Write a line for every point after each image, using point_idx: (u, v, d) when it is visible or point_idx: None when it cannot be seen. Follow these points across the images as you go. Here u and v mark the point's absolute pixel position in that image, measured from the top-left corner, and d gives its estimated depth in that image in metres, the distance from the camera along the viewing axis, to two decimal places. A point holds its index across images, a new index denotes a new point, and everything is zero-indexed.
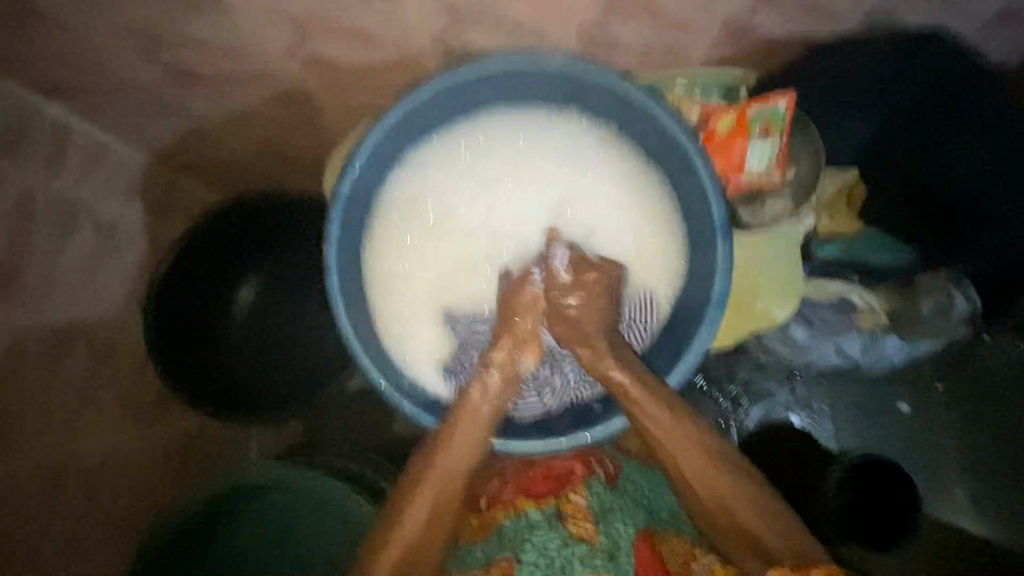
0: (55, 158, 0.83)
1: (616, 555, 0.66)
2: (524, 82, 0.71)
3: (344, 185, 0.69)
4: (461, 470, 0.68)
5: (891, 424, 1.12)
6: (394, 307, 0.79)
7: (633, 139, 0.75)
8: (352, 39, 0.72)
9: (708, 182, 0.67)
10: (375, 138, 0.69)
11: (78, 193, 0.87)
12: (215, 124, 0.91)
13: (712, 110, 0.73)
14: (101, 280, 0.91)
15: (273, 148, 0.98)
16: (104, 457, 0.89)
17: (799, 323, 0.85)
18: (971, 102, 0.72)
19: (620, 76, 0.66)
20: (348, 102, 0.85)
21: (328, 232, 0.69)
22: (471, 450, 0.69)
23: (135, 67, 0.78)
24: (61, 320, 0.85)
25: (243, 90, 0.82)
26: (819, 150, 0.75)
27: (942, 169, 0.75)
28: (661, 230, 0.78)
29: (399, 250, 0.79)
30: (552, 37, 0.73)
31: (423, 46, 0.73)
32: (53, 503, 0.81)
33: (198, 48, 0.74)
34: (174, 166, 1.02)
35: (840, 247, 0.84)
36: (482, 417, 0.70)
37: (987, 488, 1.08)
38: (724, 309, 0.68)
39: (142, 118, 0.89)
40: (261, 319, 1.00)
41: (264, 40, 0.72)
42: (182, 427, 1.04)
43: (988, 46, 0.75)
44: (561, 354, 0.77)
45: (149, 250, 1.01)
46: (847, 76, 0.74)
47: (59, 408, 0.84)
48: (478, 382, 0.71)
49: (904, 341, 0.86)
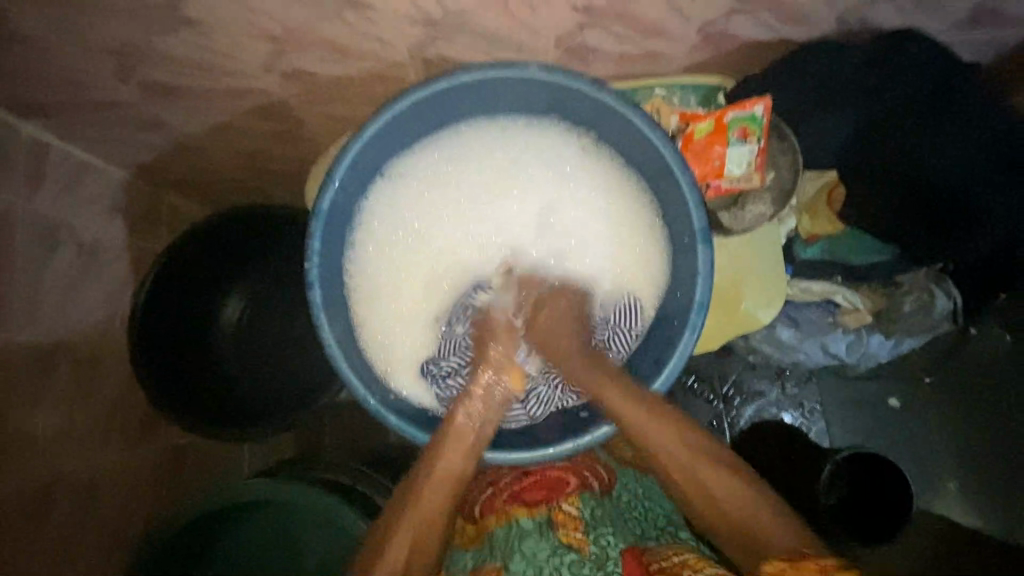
0: (34, 178, 0.83)
1: (604, 564, 0.65)
2: (502, 92, 0.71)
3: (324, 201, 0.69)
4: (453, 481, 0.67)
5: (881, 419, 1.12)
6: (377, 317, 0.79)
7: (613, 146, 0.76)
8: (330, 52, 0.71)
9: (686, 188, 0.68)
10: (353, 153, 0.69)
11: (60, 213, 0.86)
12: (195, 140, 0.90)
13: (691, 116, 0.77)
14: (82, 299, 0.90)
15: (256, 162, 0.97)
16: (96, 477, 0.89)
17: (785, 324, 0.91)
18: (954, 94, 0.71)
19: (597, 84, 0.66)
20: (328, 114, 0.84)
21: (309, 249, 0.69)
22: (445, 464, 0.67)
23: (112, 85, 0.77)
24: (44, 341, 0.83)
25: (223, 105, 0.82)
26: (796, 155, 0.76)
27: (940, 162, 0.71)
28: (642, 235, 0.78)
29: (383, 261, 0.79)
30: (530, 47, 0.73)
31: (401, 57, 0.73)
32: (44, 527, 0.80)
33: (175, 64, 0.73)
34: (157, 182, 1.02)
35: (824, 248, 0.88)
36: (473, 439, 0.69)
37: (979, 481, 1.08)
38: (706, 315, 0.68)
39: (121, 135, 0.88)
40: (247, 334, 1.01)
41: (241, 57, 0.72)
42: (173, 444, 1.03)
43: (961, 45, 0.76)
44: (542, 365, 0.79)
45: (133, 267, 1.00)
46: (830, 74, 0.73)
47: (49, 429, 0.83)
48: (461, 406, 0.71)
49: (888, 339, 0.90)
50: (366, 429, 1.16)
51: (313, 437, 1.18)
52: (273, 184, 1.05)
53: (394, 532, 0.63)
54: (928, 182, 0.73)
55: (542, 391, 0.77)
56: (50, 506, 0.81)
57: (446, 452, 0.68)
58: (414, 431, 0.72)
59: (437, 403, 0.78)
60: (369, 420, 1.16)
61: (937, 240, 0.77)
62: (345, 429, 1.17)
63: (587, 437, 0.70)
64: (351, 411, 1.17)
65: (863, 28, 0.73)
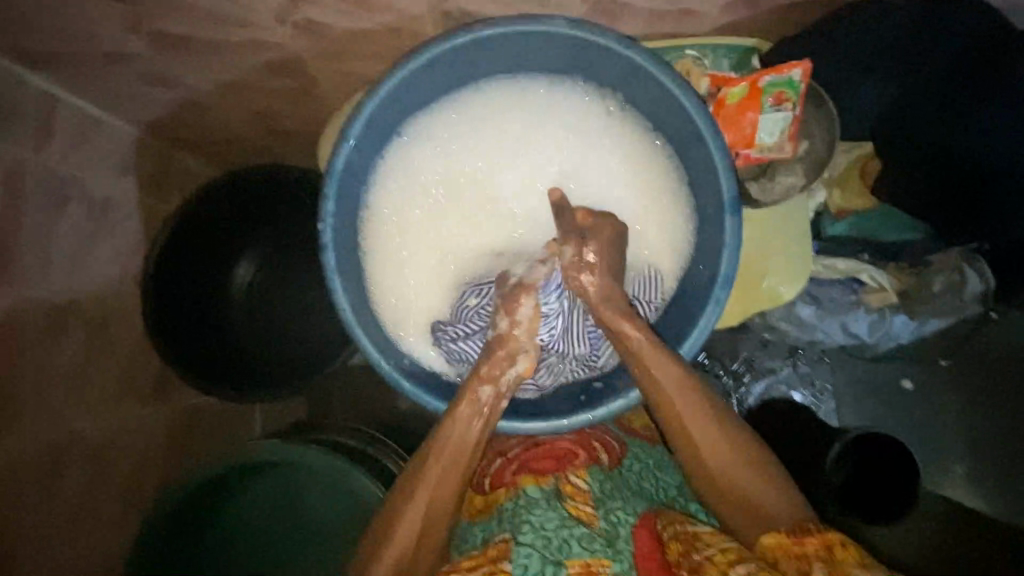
0: (42, 132, 0.81)
1: (615, 542, 0.64)
2: (526, 48, 0.68)
3: (338, 159, 0.67)
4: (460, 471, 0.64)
5: (896, 401, 1.11)
6: (390, 281, 0.77)
7: (640, 109, 0.72)
8: (346, 4, 0.68)
9: (717, 155, 0.65)
10: (368, 111, 0.66)
11: (69, 168, 0.85)
12: (204, 97, 0.88)
13: (723, 79, 0.72)
14: (94, 256, 0.90)
15: (267, 122, 0.95)
16: (107, 435, 0.90)
17: (806, 301, 0.89)
18: (1000, 55, 0.65)
19: (628, 42, 0.63)
20: (342, 72, 0.82)
21: (322, 210, 0.67)
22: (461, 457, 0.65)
23: (119, 36, 0.74)
24: (57, 298, 0.83)
25: (233, 60, 0.79)
26: (834, 121, 0.73)
27: (976, 140, 0.66)
28: (669, 205, 0.75)
29: (396, 224, 0.77)
30: (556, 2, 0.69)
31: (420, 10, 0.69)
32: (60, 481, 0.82)
33: (184, 14, 0.70)
34: (166, 140, 1.00)
35: (852, 224, 0.87)
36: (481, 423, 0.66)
37: (987, 468, 1.07)
38: (731, 290, 0.66)
39: (131, 90, 0.86)
40: (261, 296, 1.01)
41: (252, 7, 0.69)
42: (183, 405, 1.04)
43: (1014, 11, 0.71)
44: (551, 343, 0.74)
45: (144, 227, 0.99)
46: (861, 41, 0.71)
47: (64, 384, 0.84)
48: (473, 394, 0.67)
49: (912, 320, 0.87)
50: (374, 396, 1.17)
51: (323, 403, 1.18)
52: (283, 146, 1.03)
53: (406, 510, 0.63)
54: (958, 167, 0.69)
55: (553, 362, 0.76)
56: (64, 464, 0.83)
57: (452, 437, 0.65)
58: (431, 399, 0.71)
59: (447, 366, 0.78)
60: (379, 388, 1.17)
61: (974, 214, 0.72)
62: (356, 397, 1.17)
63: (603, 410, 0.69)
64: (363, 380, 1.17)
65: None
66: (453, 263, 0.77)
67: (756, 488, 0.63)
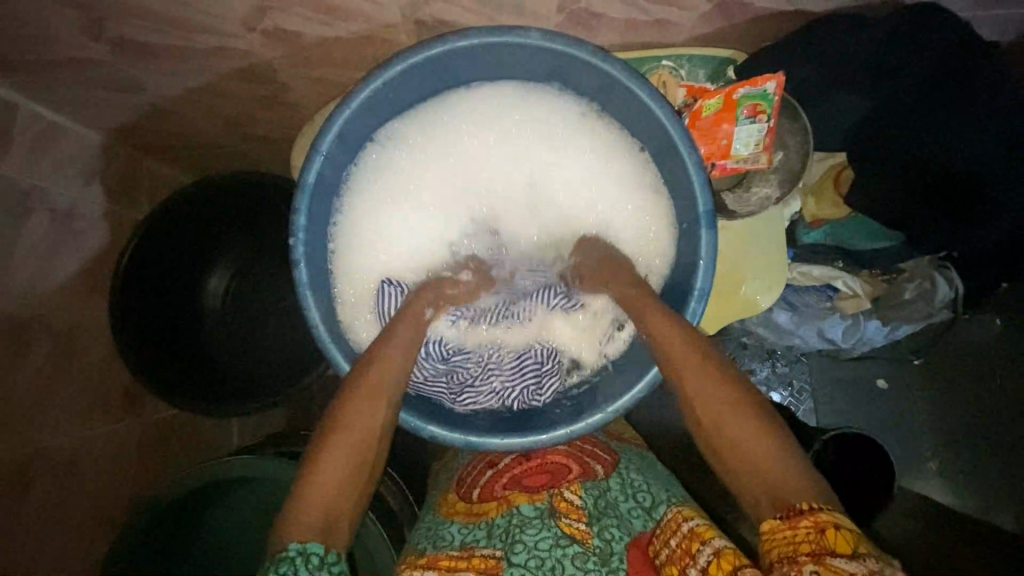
0: (2, 141, 0.78)
1: (608, 560, 0.65)
2: (501, 59, 0.67)
3: (309, 173, 0.65)
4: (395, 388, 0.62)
5: (872, 403, 1.12)
6: (366, 294, 0.76)
7: (616, 120, 0.72)
8: (316, 11, 0.67)
9: (694, 169, 0.65)
10: (340, 123, 0.65)
11: (31, 178, 0.82)
12: (172, 103, 0.85)
13: (701, 91, 0.73)
14: (60, 268, 0.87)
15: (238, 128, 0.93)
16: (77, 451, 0.87)
17: (782, 308, 0.91)
18: (973, 66, 0.66)
19: (603, 55, 0.62)
20: (315, 78, 0.80)
21: (294, 224, 0.66)
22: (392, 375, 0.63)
23: (80, 42, 0.72)
24: (20, 314, 0.80)
25: (201, 66, 0.77)
26: (807, 134, 0.73)
27: (955, 149, 0.67)
28: (647, 218, 0.75)
29: (370, 234, 0.76)
30: (531, 12, 0.68)
31: (393, 18, 0.68)
32: (30, 499, 0.79)
33: (147, 21, 0.68)
34: (133, 146, 0.97)
35: (827, 232, 0.87)
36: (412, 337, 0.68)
37: (960, 464, 1.09)
38: (707, 302, 0.67)
39: (95, 96, 0.83)
40: (238, 308, 1.00)
41: (220, 14, 0.67)
42: (157, 417, 1.01)
43: (982, 23, 0.72)
44: (490, 361, 0.77)
45: (112, 235, 0.96)
46: (843, 54, 0.69)
47: (31, 402, 0.81)
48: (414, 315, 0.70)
49: (884, 325, 0.90)
50: None
51: (303, 410, 1.17)
52: (257, 151, 1.00)
53: (326, 449, 0.56)
54: (948, 174, 0.69)
55: (473, 382, 0.76)
56: (33, 482, 0.80)
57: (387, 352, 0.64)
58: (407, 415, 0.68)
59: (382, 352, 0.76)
60: None
61: (958, 223, 0.73)
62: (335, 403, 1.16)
63: (583, 424, 0.68)
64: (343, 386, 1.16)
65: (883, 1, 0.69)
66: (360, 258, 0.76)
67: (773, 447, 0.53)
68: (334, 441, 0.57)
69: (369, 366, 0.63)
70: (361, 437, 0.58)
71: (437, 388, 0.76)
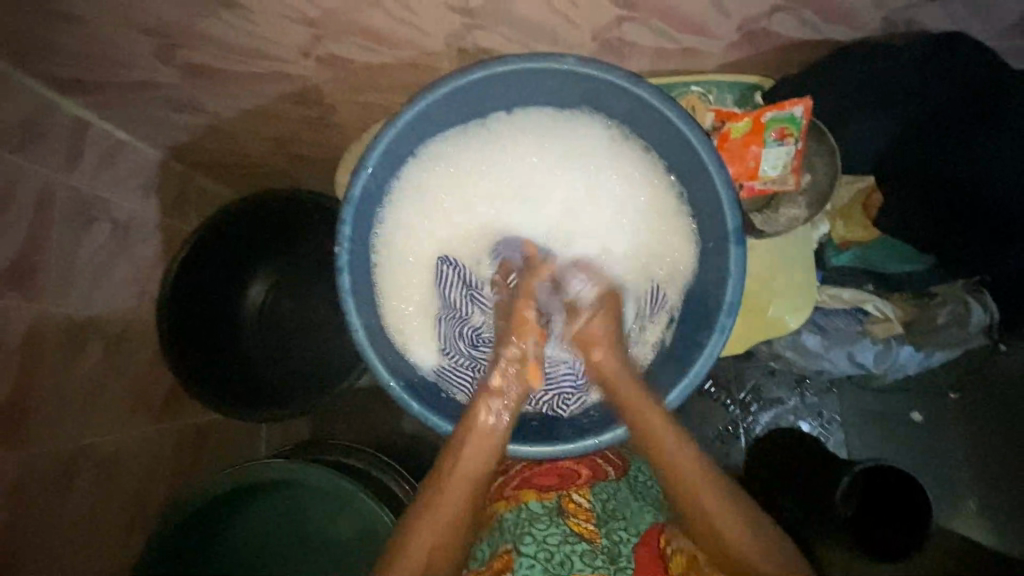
0: (74, 155, 0.85)
1: (616, 559, 0.66)
2: (539, 83, 0.71)
3: (356, 186, 0.69)
4: (475, 478, 0.66)
5: (909, 436, 1.08)
6: (405, 301, 0.80)
7: (645, 140, 0.74)
8: (366, 39, 0.72)
9: (723, 188, 0.67)
10: (387, 139, 0.69)
11: (97, 190, 0.89)
12: (228, 123, 0.92)
13: (727, 115, 0.75)
14: (116, 274, 0.92)
15: (284, 148, 0.99)
16: (122, 447, 0.91)
17: (811, 329, 0.90)
18: (996, 95, 0.67)
19: (635, 80, 0.66)
20: (362, 103, 0.85)
21: (339, 234, 0.69)
22: (476, 465, 0.66)
23: (151, 65, 0.79)
24: (79, 315, 0.86)
25: (258, 90, 0.83)
26: (835, 156, 0.75)
27: (972, 176, 0.68)
28: (673, 231, 0.77)
29: (411, 241, 0.80)
30: (567, 41, 0.73)
31: (437, 45, 0.73)
32: (70, 493, 0.82)
33: (214, 47, 0.75)
34: (187, 164, 1.03)
35: (856, 255, 0.88)
36: (497, 432, 0.68)
37: (1003, 500, 1.04)
38: (736, 317, 0.67)
39: (158, 116, 0.90)
40: (276, 316, 1.04)
41: (279, 42, 0.73)
42: (190, 421, 1.04)
43: (1011, 51, 0.73)
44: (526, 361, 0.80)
45: (165, 246, 1.02)
46: (875, 79, 0.71)
47: (80, 398, 0.85)
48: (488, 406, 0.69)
49: (918, 351, 0.88)
50: (379, 416, 1.17)
51: (328, 425, 1.18)
52: (301, 171, 1.06)
53: (413, 534, 0.63)
54: (977, 204, 0.69)
55: None
56: (77, 476, 0.84)
57: (470, 445, 0.67)
58: (438, 420, 0.72)
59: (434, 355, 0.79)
60: (383, 409, 1.16)
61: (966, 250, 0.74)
62: (358, 418, 1.17)
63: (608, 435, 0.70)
64: (367, 402, 1.17)
65: (910, 31, 0.71)
66: (414, 261, 0.80)
67: (742, 535, 0.60)
68: (436, 499, 0.64)
69: (452, 452, 0.67)
70: (442, 525, 0.63)
71: (466, 375, 0.79)
